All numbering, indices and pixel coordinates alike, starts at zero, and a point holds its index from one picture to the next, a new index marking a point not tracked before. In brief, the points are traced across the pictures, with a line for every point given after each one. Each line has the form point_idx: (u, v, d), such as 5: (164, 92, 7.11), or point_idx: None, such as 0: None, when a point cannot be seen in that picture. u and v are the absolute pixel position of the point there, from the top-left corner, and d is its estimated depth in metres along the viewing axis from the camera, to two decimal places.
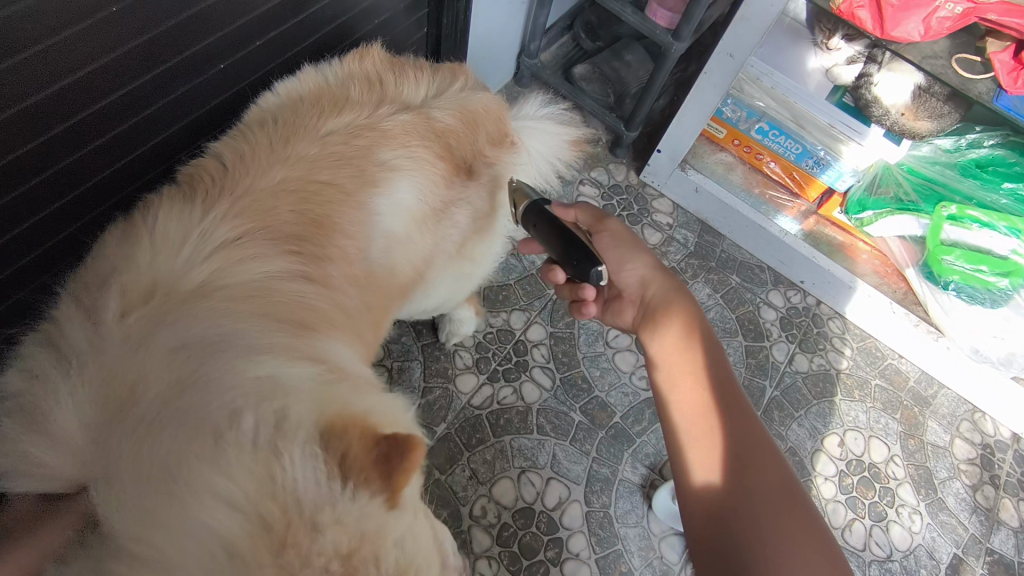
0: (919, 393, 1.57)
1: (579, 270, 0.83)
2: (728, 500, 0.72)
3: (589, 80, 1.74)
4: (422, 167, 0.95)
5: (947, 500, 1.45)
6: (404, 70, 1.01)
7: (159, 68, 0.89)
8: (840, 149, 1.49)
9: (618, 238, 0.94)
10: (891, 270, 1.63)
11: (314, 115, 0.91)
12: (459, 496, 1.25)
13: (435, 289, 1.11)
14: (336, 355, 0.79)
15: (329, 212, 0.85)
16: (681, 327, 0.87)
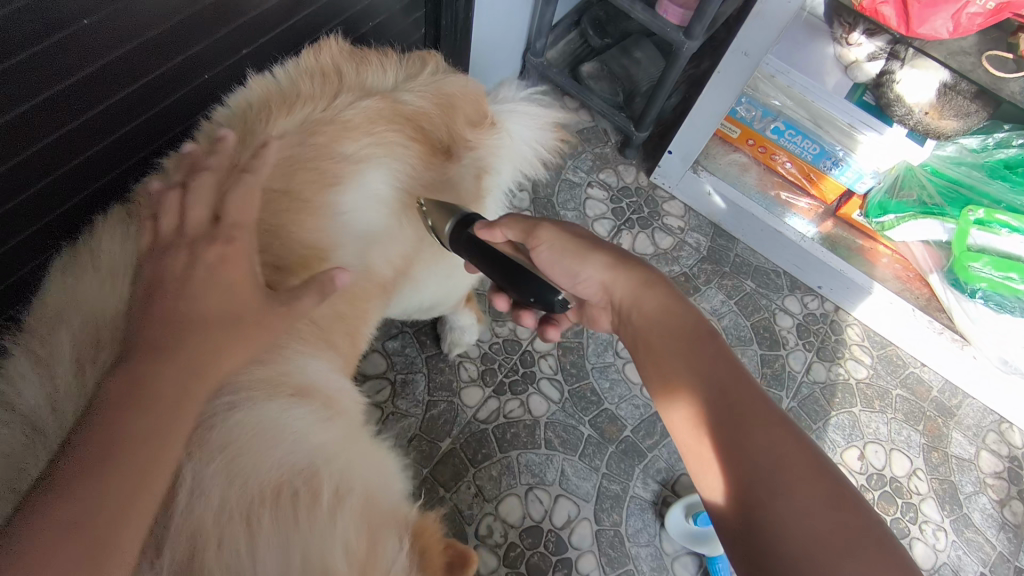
0: (943, 404, 1.51)
1: (541, 301, 0.76)
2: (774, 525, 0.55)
3: (597, 79, 1.66)
4: (393, 151, 0.91)
5: (973, 516, 1.40)
6: (366, 58, 0.95)
7: (140, 81, 0.85)
8: (857, 141, 1.39)
9: (557, 248, 0.79)
10: (913, 275, 1.55)
11: (262, 118, 0.84)
12: (464, 515, 1.21)
13: (430, 288, 1.06)
14: (299, 367, 0.75)
15: (287, 221, 0.80)
16: (677, 326, 0.73)
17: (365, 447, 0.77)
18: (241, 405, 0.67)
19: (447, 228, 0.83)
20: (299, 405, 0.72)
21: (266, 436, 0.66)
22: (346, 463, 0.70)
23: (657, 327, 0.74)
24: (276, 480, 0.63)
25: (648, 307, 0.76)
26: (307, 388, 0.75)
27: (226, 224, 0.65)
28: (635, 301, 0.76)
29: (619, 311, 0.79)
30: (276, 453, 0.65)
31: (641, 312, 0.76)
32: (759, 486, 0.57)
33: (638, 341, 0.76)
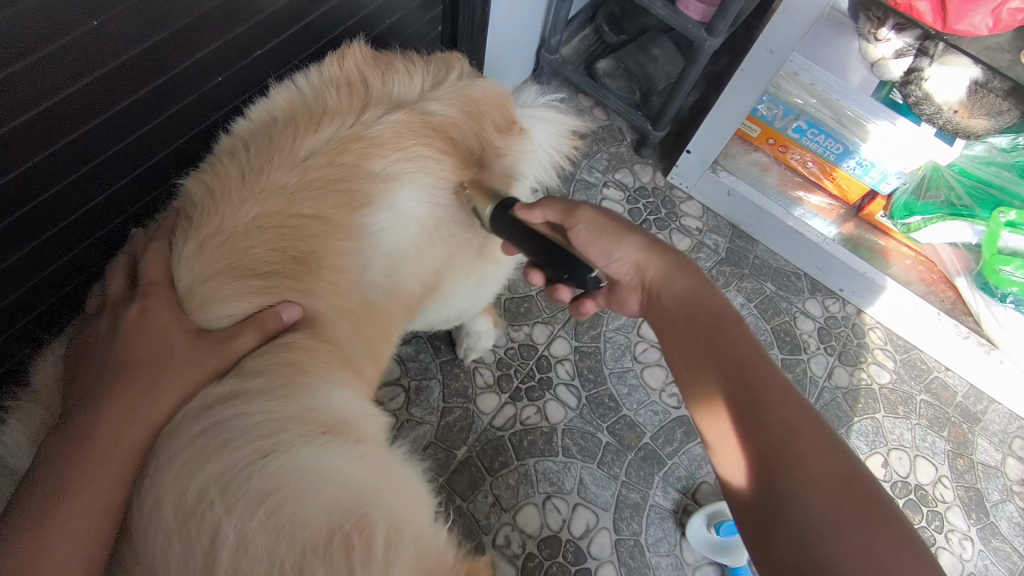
0: (968, 409, 1.47)
1: (574, 280, 0.74)
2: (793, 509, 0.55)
3: (614, 76, 1.63)
4: (425, 166, 0.86)
5: (1000, 525, 1.36)
6: (392, 66, 0.90)
7: (150, 86, 0.82)
8: (867, 132, 1.35)
9: (593, 229, 0.78)
10: (938, 278, 1.52)
11: (290, 135, 0.80)
12: (482, 525, 1.19)
13: (455, 297, 1.03)
14: (325, 402, 0.72)
15: (314, 247, 0.77)
16: (701, 307, 0.72)
17: (396, 470, 0.75)
18: (276, 451, 0.65)
19: (489, 212, 0.84)
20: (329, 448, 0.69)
21: (308, 481, 0.64)
22: (389, 502, 0.68)
23: (682, 308, 0.73)
24: (329, 527, 0.61)
25: (680, 284, 0.75)
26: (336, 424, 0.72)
27: (142, 284, 0.70)
28: (663, 282, 0.76)
29: (648, 293, 0.78)
30: (323, 498, 0.63)
31: (672, 293, 0.75)
32: (782, 475, 0.57)
33: (663, 320, 0.75)
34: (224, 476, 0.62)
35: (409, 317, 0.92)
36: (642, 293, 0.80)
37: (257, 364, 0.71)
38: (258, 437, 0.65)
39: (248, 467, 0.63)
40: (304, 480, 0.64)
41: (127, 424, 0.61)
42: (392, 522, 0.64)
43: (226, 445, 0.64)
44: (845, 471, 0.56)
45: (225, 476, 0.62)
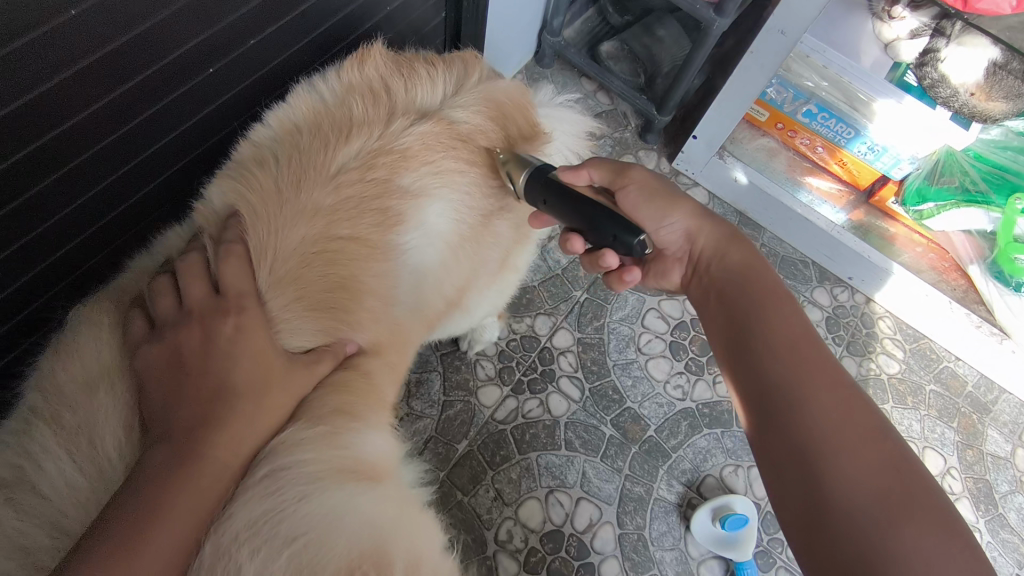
0: (978, 399, 1.45)
1: (619, 245, 0.72)
2: (839, 487, 0.55)
3: (617, 60, 1.59)
4: (455, 183, 0.82)
5: (1008, 516, 1.34)
6: (414, 70, 0.84)
7: (136, 78, 0.75)
8: (873, 109, 1.30)
9: (645, 191, 0.81)
10: (949, 265, 1.50)
11: (321, 148, 0.76)
12: (483, 520, 1.17)
13: (474, 309, 1.00)
14: (362, 446, 0.70)
15: (354, 271, 0.74)
16: (756, 283, 0.73)
17: (409, 505, 0.72)
18: (312, 494, 0.63)
19: (523, 177, 0.81)
20: (365, 491, 0.67)
21: (332, 524, 0.61)
22: (409, 535, 0.67)
23: (738, 279, 0.74)
24: (349, 564, 0.59)
25: (738, 259, 0.76)
26: (361, 461, 0.70)
27: (233, 294, 0.66)
28: (717, 252, 0.78)
29: (698, 261, 0.79)
30: (345, 536, 0.61)
31: (722, 264, 0.77)
32: (827, 456, 0.57)
33: (712, 292, 0.76)
34: (263, 515, 0.59)
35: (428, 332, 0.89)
36: (686, 263, 0.81)
37: (318, 409, 0.68)
38: (303, 480, 0.63)
39: (283, 507, 0.60)
40: (329, 524, 0.61)
41: (229, 459, 0.58)
42: (409, 563, 0.64)
43: (278, 490, 0.61)
44: (891, 456, 0.56)
45: (262, 517, 0.59)
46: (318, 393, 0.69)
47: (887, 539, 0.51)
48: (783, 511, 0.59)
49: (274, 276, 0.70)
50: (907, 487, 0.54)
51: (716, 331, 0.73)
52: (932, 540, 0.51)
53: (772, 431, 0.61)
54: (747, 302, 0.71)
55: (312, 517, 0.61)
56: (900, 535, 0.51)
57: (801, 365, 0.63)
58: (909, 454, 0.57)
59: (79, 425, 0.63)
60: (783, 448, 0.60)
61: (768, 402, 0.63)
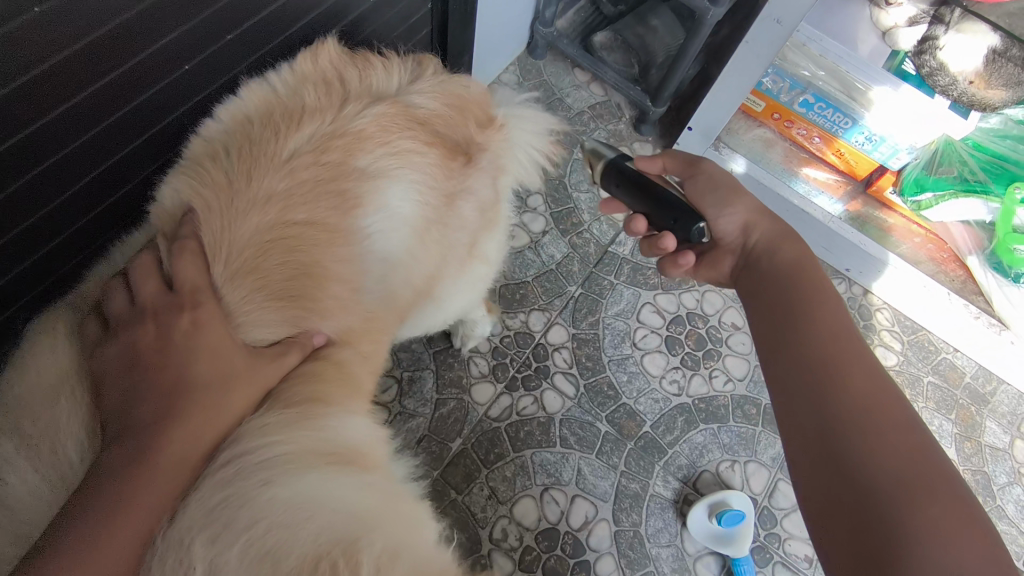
0: (977, 391, 1.44)
1: (680, 231, 0.76)
2: (864, 469, 0.58)
3: (610, 50, 1.57)
4: (410, 160, 0.78)
5: (1007, 509, 1.34)
6: (367, 62, 0.82)
7: (107, 78, 0.72)
8: (871, 99, 1.28)
9: (713, 181, 0.82)
10: (948, 256, 1.48)
11: (269, 134, 0.73)
12: (478, 518, 1.16)
13: (447, 303, 0.97)
14: (338, 433, 0.67)
15: (316, 256, 0.71)
16: (807, 276, 0.74)
17: (402, 496, 0.69)
18: (277, 479, 0.59)
19: (597, 164, 0.82)
20: (337, 475, 0.63)
21: (297, 510, 0.57)
22: (394, 526, 0.62)
23: (791, 271, 0.75)
24: (315, 552, 0.55)
25: (790, 254, 0.77)
26: (344, 450, 0.66)
27: (186, 289, 0.63)
28: (768, 244, 0.78)
29: (749, 254, 0.80)
30: (312, 526, 0.56)
31: (772, 258, 0.77)
32: (855, 441, 0.60)
33: (757, 282, 0.77)
34: (222, 502, 0.55)
35: (401, 324, 0.86)
36: (738, 254, 0.81)
37: (288, 397, 0.66)
38: (265, 464, 0.59)
39: (244, 491, 0.56)
40: (297, 511, 0.57)
41: (183, 456, 0.55)
42: (386, 548, 0.57)
43: (240, 473, 0.57)
44: (917, 446, 0.59)
45: (221, 505, 0.55)
46: (287, 383, 0.67)
47: (906, 519, 0.54)
48: (805, 487, 0.63)
49: (229, 270, 0.67)
50: (937, 475, 0.57)
51: (759, 316, 0.75)
52: (949, 524, 0.54)
53: (806, 413, 0.64)
54: (791, 291, 0.73)
55: (274, 506, 0.57)
56: (916, 516, 0.54)
57: (842, 355, 0.66)
58: (937, 447, 0.59)
59: (42, 433, 0.61)
60: (812, 429, 0.63)
61: (805, 386, 0.66)
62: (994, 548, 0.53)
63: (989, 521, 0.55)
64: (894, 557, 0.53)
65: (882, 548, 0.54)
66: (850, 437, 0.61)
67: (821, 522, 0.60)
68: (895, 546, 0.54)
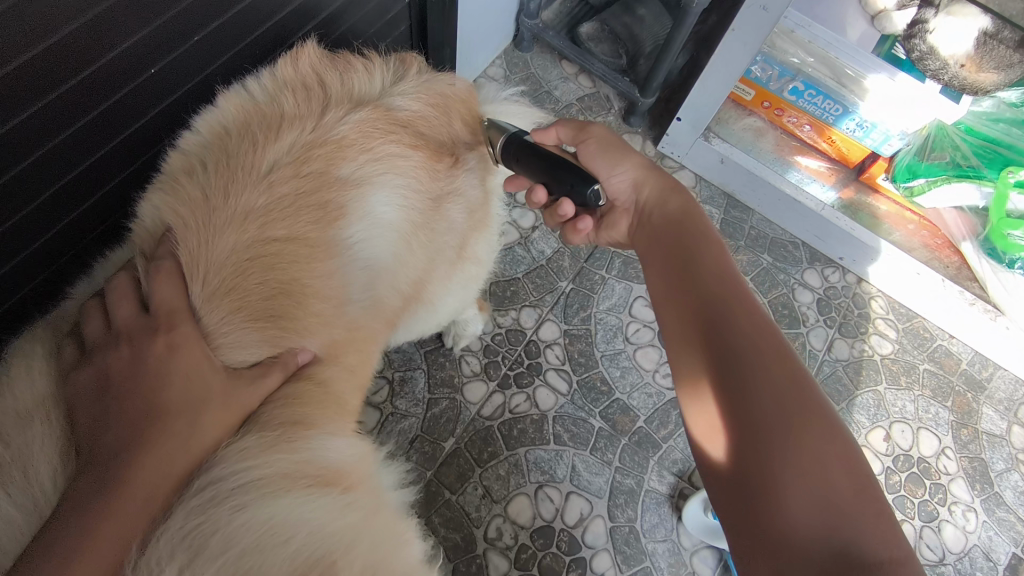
0: (973, 376, 1.43)
1: (575, 196, 0.75)
2: (741, 399, 0.59)
3: (597, 41, 1.54)
4: (395, 166, 0.78)
5: (1004, 495, 1.33)
6: (349, 65, 0.81)
7: (67, 84, 0.70)
8: (863, 86, 1.26)
9: (603, 143, 0.83)
10: (941, 242, 1.47)
11: (247, 146, 0.71)
12: (472, 518, 1.16)
13: (440, 305, 0.96)
14: (320, 454, 0.66)
15: (295, 273, 0.69)
16: (689, 229, 0.76)
17: (387, 515, 0.69)
18: (251, 504, 0.58)
19: (497, 139, 0.83)
20: (313, 498, 0.62)
21: (271, 533, 0.57)
22: (372, 545, 0.63)
23: (677, 227, 0.77)
24: None
25: (675, 208, 0.79)
26: (327, 473, 0.66)
27: (162, 310, 0.62)
28: (660, 202, 0.80)
29: (642, 213, 0.82)
30: (287, 552, 0.57)
31: (663, 211, 0.79)
32: (733, 375, 0.60)
33: (652, 238, 0.79)
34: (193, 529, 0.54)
35: (391, 329, 0.85)
36: (632, 214, 0.83)
37: (270, 418, 0.64)
38: (239, 490, 0.58)
39: (217, 517, 0.56)
40: (272, 532, 0.57)
41: (156, 481, 0.54)
42: (364, 567, 0.60)
43: (214, 500, 0.57)
44: (792, 374, 0.59)
45: (196, 532, 0.54)
46: (268, 406, 0.65)
47: (777, 443, 0.55)
48: (700, 425, 0.63)
49: (207, 290, 0.65)
50: (808, 401, 0.57)
51: (655, 269, 0.76)
52: (818, 446, 0.55)
53: (698, 355, 0.65)
54: (677, 245, 0.75)
55: (247, 532, 0.56)
56: (789, 440, 0.55)
57: (721, 297, 0.67)
58: (807, 372, 0.60)
59: (14, 458, 0.59)
60: (700, 369, 0.64)
61: (691, 330, 0.66)
62: (857, 470, 0.54)
63: (853, 442, 0.56)
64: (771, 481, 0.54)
65: (753, 479, 0.56)
66: (729, 370, 0.61)
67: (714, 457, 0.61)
68: (764, 477, 0.55)
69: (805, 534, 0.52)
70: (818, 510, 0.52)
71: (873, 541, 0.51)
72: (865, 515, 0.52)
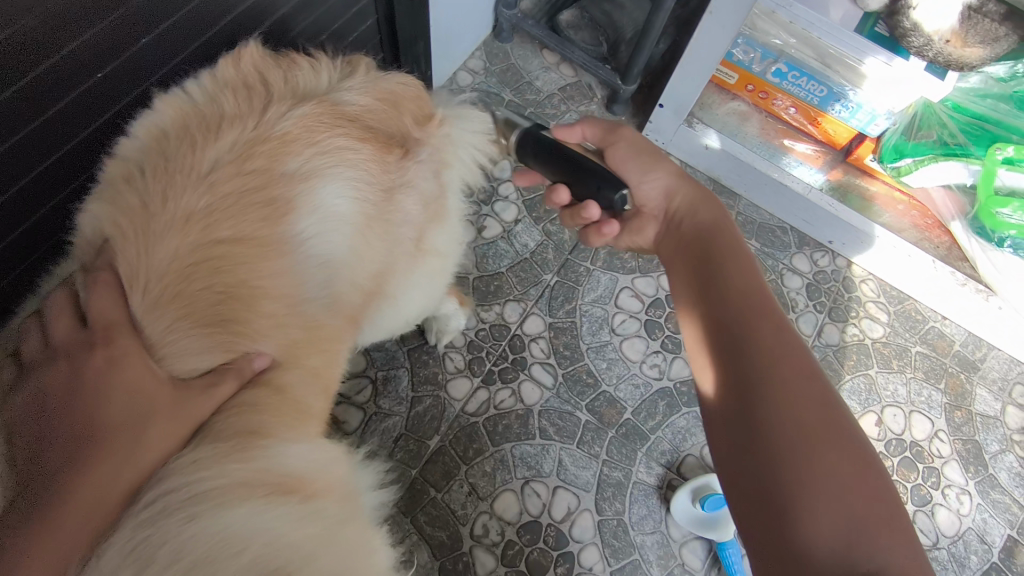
0: (966, 357, 1.41)
1: (602, 199, 0.73)
2: (772, 415, 0.58)
3: (577, 29, 1.52)
4: (345, 156, 0.77)
5: (999, 477, 1.32)
6: (293, 63, 0.80)
7: (11, 91, 0.69)
8: (861, 74, 1.22)
9: (635, 146, 0.81)
10: (932, 222, 1.45)
11: (186, 149, 0.71)
12: (458, 516, 1.15)
13: (405, 302, 0.95)
14: (279, 461, 0.65)
15: (242, 275, 0.69)
16: (723, 239, 0.74)
17: (350, 518, 0.68)
18: (202, 514, 0.57)
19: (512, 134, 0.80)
20: (272, 505, 0.61)
21: (226, 544, 0.56)
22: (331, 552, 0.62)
23: (707, 234, 0.75)
24: None
25: (712, 218, 0.77)
26: (287, 481, 0.65)
27: (99, 325, 0.60)
28: (689, 212, 0.78)
29: (669, 220, 0.80)
30: (241, 561, 0.55)
31: (694, 221, 0.77)
32: (764, 389, 0.59)
33: (679, 246, 0.77)
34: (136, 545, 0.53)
35: (356, 331, 0.84)
36: (660, 221, 0.80)
37: (221, 430, 0.63)
38: (190, 497, 0.57)
39: (166, 529, 0.54)
40: (225, 543, 0.56)
41: (94, 501, 0.53)
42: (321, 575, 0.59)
43: (163, 511, 0.55)
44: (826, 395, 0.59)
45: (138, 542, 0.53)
46: (221, 416, 0.64)
47: (808, 466, 0.55)
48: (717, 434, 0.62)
49: (149, 299, 0.65)
50: (838, 427, 0.57)
51: (680, 276, 0.74)
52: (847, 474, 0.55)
53: (727, 363, 0.63)
54: (710, 253, 0.73)
55: (195, 543, 0.55)
56: (817, 464, 0.55)
57: (755, 308, 0.66)
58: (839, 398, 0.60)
59: None
60: (726, 377, 0.63)
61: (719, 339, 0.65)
62: (883, 496, 0.55)
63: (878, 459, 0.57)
64: (794, 503, 0.54)
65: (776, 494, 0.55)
66: (761, 384, 0.60)
67: (728, 468, 0.60)
68: (788, 493, 0.55)
69: (824, 559, 0.52)
70: (845, 532, 0.52)
71: (898, 567, 0.51)
72: (890, 542, 0.53)
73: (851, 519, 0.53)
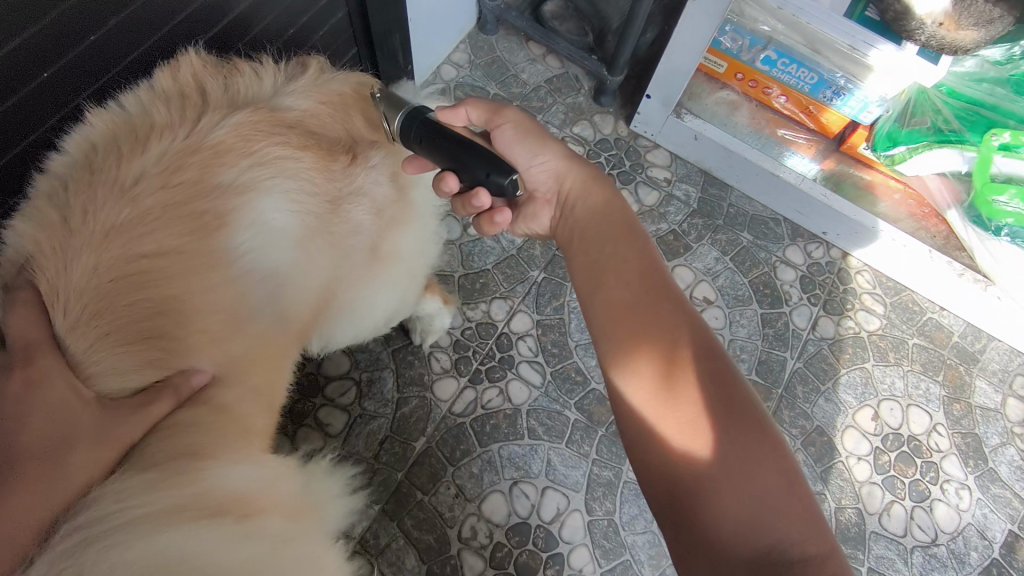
0: (965, 349, 1.38)
1: (490, 185, 0.66)
2: (673, 407, 0.62)
3: (563, 19, 1.52)
4: (285, 168, 0.76)
5: (999, 470, 1.29)
6: (234, 70, 0.80)
7: None
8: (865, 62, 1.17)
9: (521, 129, 0.79)
10: (929, 211, 1.42)
11: (111, 159, 0.69)
12: (445, 518, 1.13)
13: (368, 307, 0.93)
14: (218, 483, 0.63)
15: (175, 290, 0.67)
16: (616, 225, 0.75)
17: (297, 537, 0.67)
18: (133, 540, 0.54)
19: (394, 119, 0.74)
20: (211, 529, 0.59)
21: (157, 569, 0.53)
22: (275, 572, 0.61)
23: (602, 221, 0.76)
24: None
25: (603, 202, 0.78)
26: (230, 502, 0.63)
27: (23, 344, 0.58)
28: (582, 193, 0.78)
29: (563, 203, 0.80)
30: None
31: (587, 205, 0.78)
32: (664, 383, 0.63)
33: (576, 232, 0.78)
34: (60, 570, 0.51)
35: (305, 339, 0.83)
36: (554, 205, 0.81)
37: (157, 451, 0.62)
38: (119, 523, 0.55)
39: (89, 559, 0.52)
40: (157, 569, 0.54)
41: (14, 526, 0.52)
42: None
43: (86, 542, 0.53)
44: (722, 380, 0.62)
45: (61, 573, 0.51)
46: (151, 439, 0.62)
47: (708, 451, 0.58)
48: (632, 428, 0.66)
49: (71, 318, 0.63)
50: (738, 407, 0.60)
51: (578, 266, 0.76)
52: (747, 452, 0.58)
53: (629, 360, 0.66)
54: (605, 243, 0.74)
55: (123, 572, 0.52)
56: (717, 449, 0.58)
57: (651, 300, 0.68)
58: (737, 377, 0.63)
59: None
60: (630, 373, 0.66)
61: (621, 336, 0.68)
62: (786, 468, 0.57)
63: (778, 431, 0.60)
64: (700, 488, 0.58)
65: (685, 488, 0.59)
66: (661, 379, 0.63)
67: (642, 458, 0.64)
68: (695, 479, 0.58)
69: (731, 537, 0.55)
70: (749, 510, 0.56)
71: (798, 535, 0.54)
72: (789, 513, 0.56)
73: (753, 497, 0.56)
